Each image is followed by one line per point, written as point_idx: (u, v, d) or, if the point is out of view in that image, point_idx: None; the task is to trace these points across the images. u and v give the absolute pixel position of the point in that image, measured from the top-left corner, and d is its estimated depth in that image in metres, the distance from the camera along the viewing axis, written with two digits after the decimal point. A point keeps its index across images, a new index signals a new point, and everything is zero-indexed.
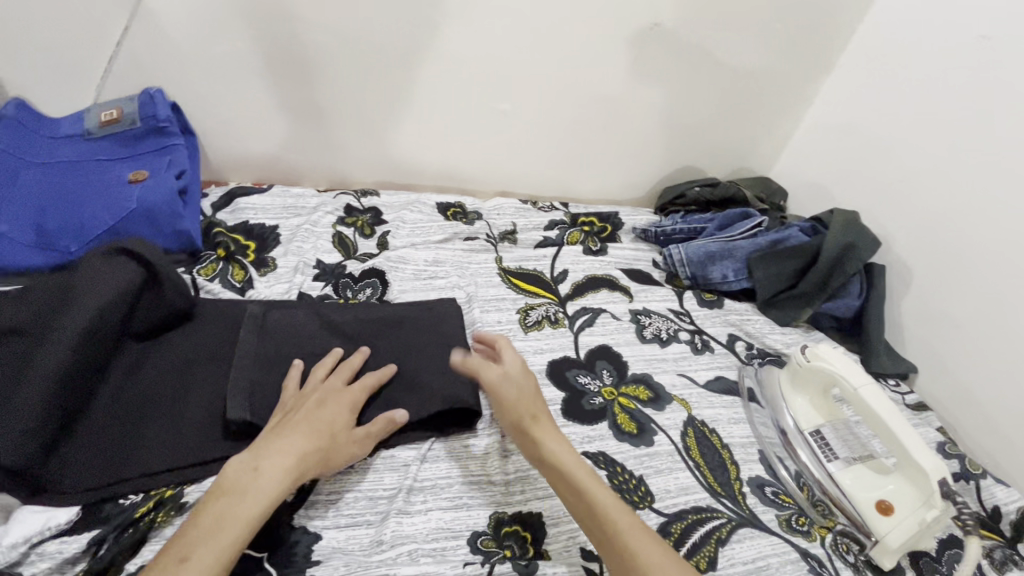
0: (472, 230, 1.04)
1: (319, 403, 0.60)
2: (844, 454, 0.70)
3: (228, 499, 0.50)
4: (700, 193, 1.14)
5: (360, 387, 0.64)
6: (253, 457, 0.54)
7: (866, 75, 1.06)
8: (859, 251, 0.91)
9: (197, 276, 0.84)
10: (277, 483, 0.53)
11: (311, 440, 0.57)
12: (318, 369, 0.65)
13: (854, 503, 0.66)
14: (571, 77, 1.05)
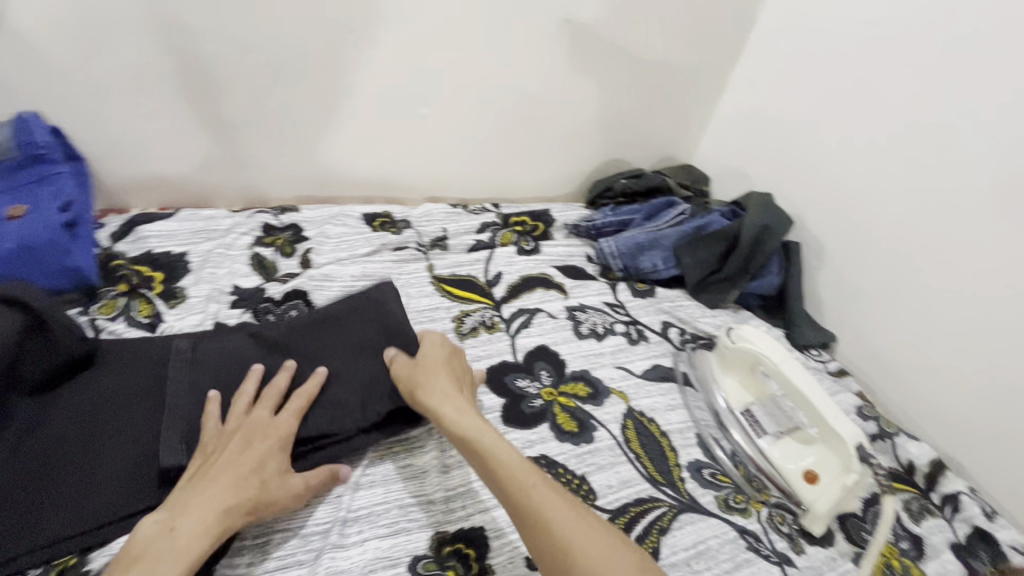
0: (401, 240, 1.01)
1: (245, 442, 0.56)
2: (772, 429, 0.72)
3: (139, 571, 0.46)
4: (627, 185, 1.15)
5: (291, 419, 0.59)
6: (171, 516, 0.50)
7: (769, 62, 1.12)
8: (775, 231, 0.95)
9: (94, 317, 0.78)
10: (195, 545, 0.49)
11: (237, 489, 0.52)
12: (239, 400, 0.60)
13: (784, 476, 0.68)
14: (490, 77, 1.04)
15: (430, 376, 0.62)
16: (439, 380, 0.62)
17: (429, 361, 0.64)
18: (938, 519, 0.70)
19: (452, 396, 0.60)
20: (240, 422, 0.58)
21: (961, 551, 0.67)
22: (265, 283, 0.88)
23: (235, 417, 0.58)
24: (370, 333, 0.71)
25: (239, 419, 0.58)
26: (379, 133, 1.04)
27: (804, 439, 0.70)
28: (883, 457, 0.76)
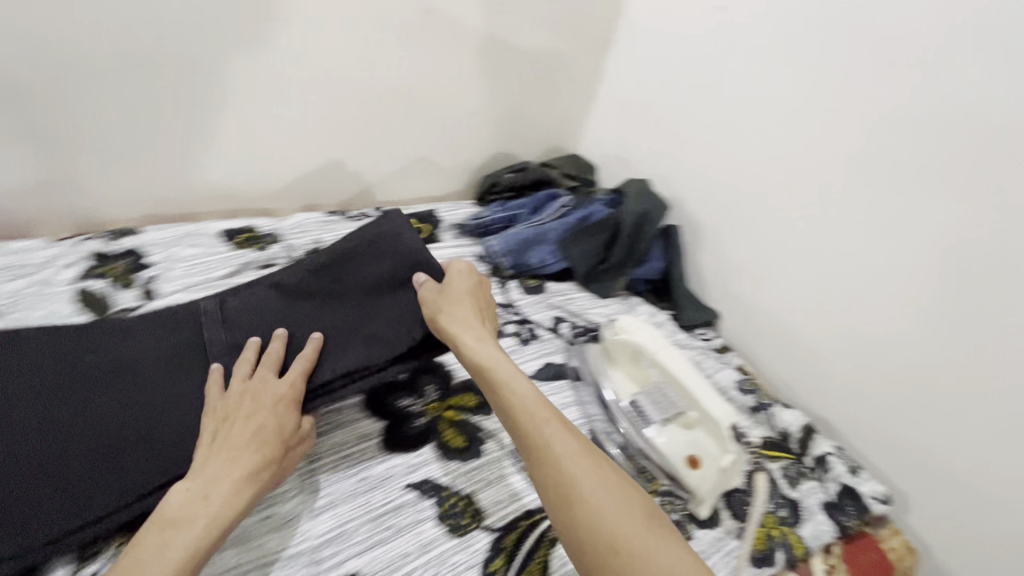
0: (268, 256, 0.93)
1: (258, 404, 0.58)
2: (659, 416, 0.72)
3: (175, 528, 0.49)
4: (513, 179, 1.13)
5: (296, 378, 0.61)
6: (198, 484, 0.52)
7: (639, 49, 1.14)
8: (652, 217, 0.97)
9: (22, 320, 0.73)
10: (230, 502, 0.52)
11: (259, 449, 0.55)
12: (239, 368, 0.61)
13: (670, 463, 0.69)
14: (356, 73, 0.97)
15: (454, 312, 0.68)
16: (461, 317, 0.67)
17: (456, 299, 0.69)
18: (811, 481, 0.74)
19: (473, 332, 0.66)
20: (247, 386, 0.60)
21: (833, 509, 0.71)
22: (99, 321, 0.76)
23: (239, 384, 0.60)
24: (230, 361, 0.63)
25: (243, 386, 0.60)
26: (236, 140, 0.94)
27: (687, 424, 0.70)
28: (761, 428, 0.80)
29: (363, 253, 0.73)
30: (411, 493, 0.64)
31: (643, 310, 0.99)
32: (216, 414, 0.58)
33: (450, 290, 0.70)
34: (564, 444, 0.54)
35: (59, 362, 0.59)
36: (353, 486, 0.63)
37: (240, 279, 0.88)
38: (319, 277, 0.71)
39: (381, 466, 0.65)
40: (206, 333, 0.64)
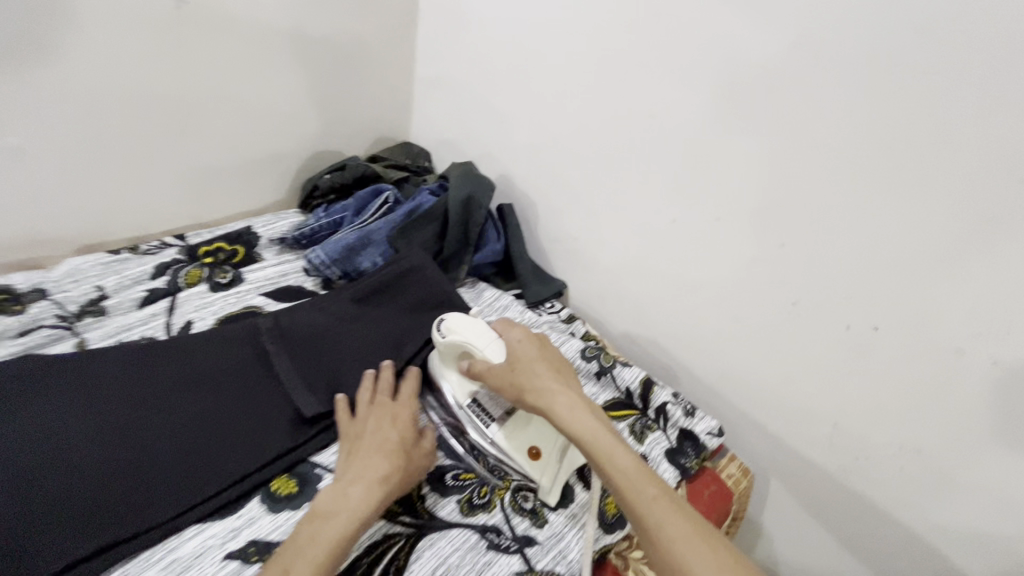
0: (29, 319, 0.76)
1: (383, 424, 0.67)
2: (499, 413, 0.71)
3: (320, 519, 0.56)
4: (332, 180, 1.03)
5: (407, 402, 0.71)
6: (342, 483, 0.60)
7: (446, 25, 1.08)
8: (479, 199, 0.93)
9: (170, 317, 0.82)
10: (365, 503, 0.58)
11: (388, 458, 0.63)
12: (361, 394, 0.71)
13: (514, 461, 0.69)
14: (105, 83, 0.81)
15: (532, 379, 0.65)
16: (547, 384, 0.65)
17: (528, 366, 0.67)
18: (656, 432, 0.78)
19: (558, 394, 0.64)
20: (370, 413, 0.69)
21: (674, 454, 0.75)
22: None
23: (361, 411, 0.69)
24: (294, 367, 0.75)
25: (371, 410, 0.69)
26: None
27: (524, 420, 0.70)
28: (607, 392, 0.82)
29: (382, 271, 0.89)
30: (235, 563, 0.60)
31: (487, 295, 0.97)
32: (350, 435, 0.67)
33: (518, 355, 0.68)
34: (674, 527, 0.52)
35: (125, 390, 0.67)
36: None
37: None
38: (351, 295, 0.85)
39: (194, 540, 0.61)
40: (266, 343, 0.75)
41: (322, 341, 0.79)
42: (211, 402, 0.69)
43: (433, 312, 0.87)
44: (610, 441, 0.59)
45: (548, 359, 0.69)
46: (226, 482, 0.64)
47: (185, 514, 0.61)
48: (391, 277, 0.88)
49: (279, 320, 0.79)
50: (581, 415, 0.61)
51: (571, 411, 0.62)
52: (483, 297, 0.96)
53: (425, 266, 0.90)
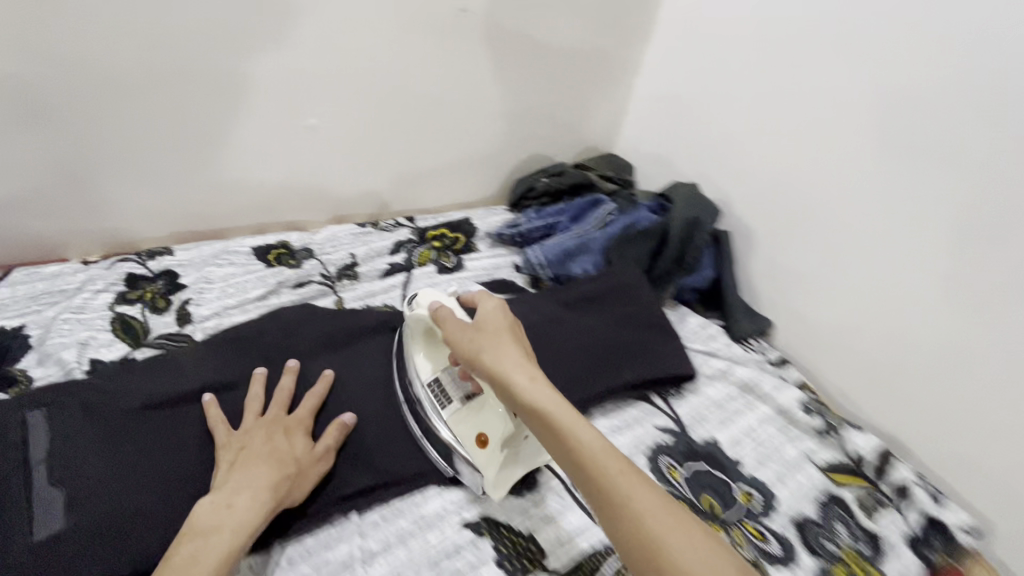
0: (301, 274, 0.88)
1: (271, 435, 0.60)
2: (457, 395, 0.69)
3: (203, 537, 0.50)
4: (549, 184, 1.07)
5: (304, 410, 0.64)
6: (223, 494, 0.54)
7: (679, 46, 1.09)
8: (703, 224, 0.90)
9: (406, 291, 0.91)
10: (252, 516, 0.53)
11: (275, 470, 0.56)
12: (249, 406, 0.63)
13: (462, 445, 0.66)
14: (386, 77, 0.94)
15: (492, 344, 0.55)
16: (508, 348, 0.55)
17: (492, 328, 0.57)
18: (892, 512, 0.69)
19: (514, 359, 0.53)
20: (258, 423, 0.61)
21: (916, 544, 0.67)
22: (133, 350, 0.72)
23: (251, 419, 0.62)
24: None
25: (257, 421, 0.62)
26: (265, 153, 0.92)
27: (478, 405, 0.68)
28: (829, 452, 0.75)
29: (597, 281, 0.90)
30: (469, 533, 0.63)
31: (692, 322, 0.93)
32: (232, 446, 0.59)
33: (486, 316, 0.58)
34: (649, 511, 0.42)
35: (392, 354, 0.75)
36: (404, 532, 0.62)
37: (275, 301, 0.83)
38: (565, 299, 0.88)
39: (435, 503, 0.65)
40: None
41: (540, 337, 0.81)
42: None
43: (643, 330, 0.85)
44: (564, 409, 0.49)
45: (507, 321, 0.58)
46: None
47: (433, 475, 0.67)
48: (605, 288, 0.89)
49: None
50: (534, 384, 0.51)
51: (527, 379, 0.51)
52: (687, 324, 0.92)
53: (640, 282, 0.90)
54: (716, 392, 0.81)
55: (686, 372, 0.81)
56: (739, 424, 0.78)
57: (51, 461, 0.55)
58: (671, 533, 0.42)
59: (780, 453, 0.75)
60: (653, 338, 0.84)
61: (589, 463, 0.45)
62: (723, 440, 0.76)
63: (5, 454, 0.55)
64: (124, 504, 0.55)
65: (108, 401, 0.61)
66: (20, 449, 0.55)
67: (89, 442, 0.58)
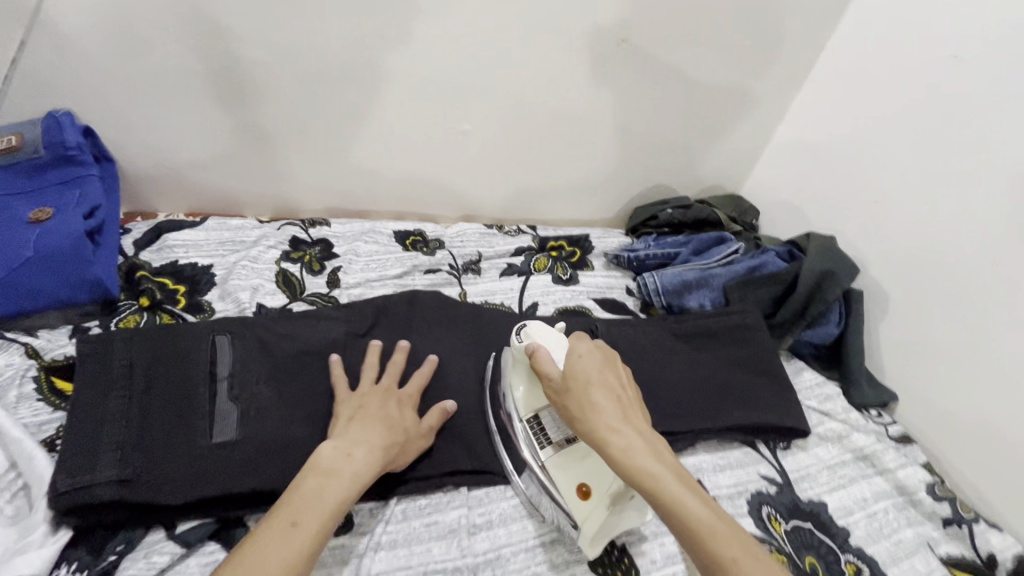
0: (432, 262, 0.96)
1: (386, 401, 0.64)
2: (561, 439, 0.65)
3: (323, 478, 0.54)
4: (673, 215, 1.08)
5: (413, 386, 0.68)
6: (344, 443, 0.58)
7: (836, 96, 1.04)
8: (838, 278, 0.87)
9: (522, 295, 0.95)
10: (366, 471, 0.56)
11: (387, 433, 0.61)
12: (367, 373, 0.67)
13: (561, 489, 0.63)
14: (536, 96, 0.98)
15: (587, 402, 0.57)
16: (606, 406, 0.56)
17: (585, 374, 0.58)
18: None
19: (612, 416, 0.55)
20: (373, 389, 0.66)
21: None
22: (291, 302, 0.82)
23: (366, 385, 0.66)
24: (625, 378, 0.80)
25: (373, 388, 0.66)
26: (415, 149, 1.01)
27: (581, 453, 0.65)
28: (954, 544, 0.71)
29: (715, 318, 0.89)
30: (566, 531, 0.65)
31: (807, 377, 0.90)
32: (351, 403, 0.63)
33: (580, 367, 0.59)
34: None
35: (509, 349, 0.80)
36: (511, 513, 0.66)
37: (408, 282, 0.91)
38: (678, 330, 0.88)
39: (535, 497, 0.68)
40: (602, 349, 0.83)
41: (651, 362, 0.83)
42: None
43: (754, 376, 0.84)
44: (665, 475, 0.51)
45: (598, 371, 0.59)
46: None
47: None
48: (723, 327, 0.88)
49: (611, 330, 0.86)
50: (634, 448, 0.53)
51: (624, 437, 0.53)
52: (802, 378, 0.90)
53: (759, 328, 0.88)
54: (827, 454, 0.78)
55: (800, 426, 0.78)
56: (851, 492, 0.74)
57: (232, 380, 0.65)
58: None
59: (894, 533, 0.71)
60: (763, 384, 0.82)
61: (687, 529, 0.48)
62: (830, 503, 0.73)
63: (198, 367, 0.65)
64: (285, 431, 0.63)
65: (276, 340, 0.70)
66: (209, 365, 0.65)
67: (260, 371, 0.67)
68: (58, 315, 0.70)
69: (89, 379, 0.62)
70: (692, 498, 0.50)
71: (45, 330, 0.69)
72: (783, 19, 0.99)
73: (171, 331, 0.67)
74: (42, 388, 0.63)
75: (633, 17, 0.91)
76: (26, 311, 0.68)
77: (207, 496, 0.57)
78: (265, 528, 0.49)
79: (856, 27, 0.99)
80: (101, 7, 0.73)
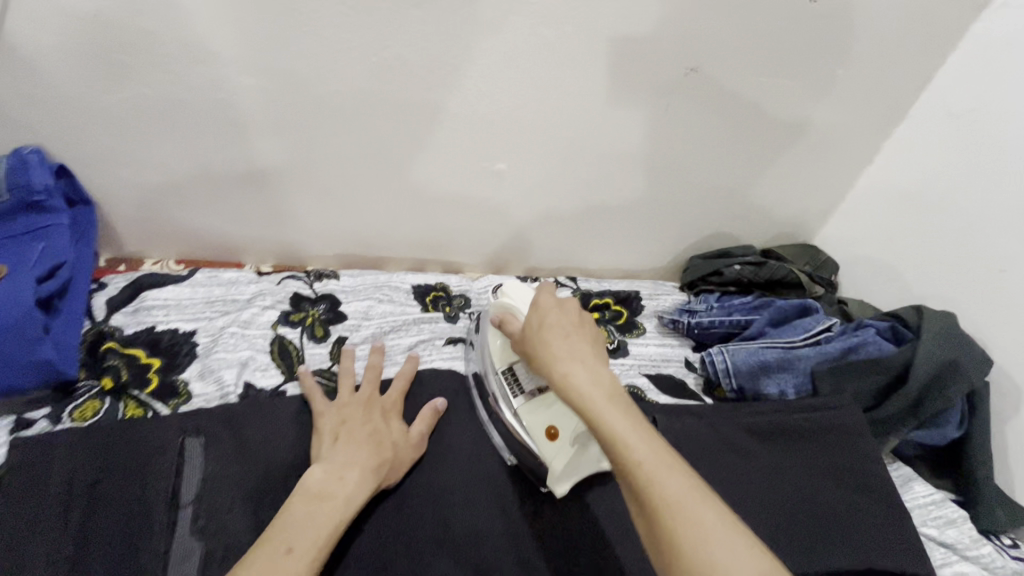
0: (456, 327, 0.82)
1: (369, 415, 0.61)
2: (529, 386, 0.63)
3: (316, 503, 0.51)
4: (741, 273, 0.91)
5: (393, 394, 0.66)
6: (335, 466, 0.55)
7: (944, 137, 0.87)
8: (967, 372, 0.69)
9: None
10: (363, 491, 0.53)
11: (377, 451, 0.57)
12: (345, 378, 0.65)
13: (531, 435, 0.61)
14: (584, 133, 0.83)
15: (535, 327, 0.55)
16: (553, 335, 0.53)
17: (539, 303, 0.56)
18: None
19: (555, 338, 0.52)
20: (353, 400, 0.63)
21: None
22: (285, 381, 0.68)
23: (345, 395, 0.63)
24: None
25: (353, 398, 0.63)
26: (440, 191, 0.87)
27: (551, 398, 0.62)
28: None
29: (805, 415, 0.72)
30: None
31: (918, 491, 0.72)
32: (332, 417, 0.60)
33: (537, 303, 0.57)
34: (670, 499, 0.41)
35: None
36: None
37: (427, 352, 0.77)
38: (758, 428, 0.71)
39: None
40: None
41: (723, 471, 0.67)
42: (595, 498, 0.63)
43: (858, 496, 0.66)
44: (595, 390, 0.48)
45: (552, 305, 0.56)
46: None
47: None
48: (813, 426, 0.71)
49: (673, 426, 0.70)
50: (569, 370, 0.49)
51: (561, 357, 0.51)
52: (912, 492, 0.72)
53: (860, 429, 0.71)
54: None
55: (924, 573, 0.61)
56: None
57: (197, 508, 0.52)
58: (689, 525, 0.40)
59: None
60: (871, 510, 0.65)
61: (610, 443, 0.45)
62: None
63: (156, 487, 0.52)
64: None
65: None
66: (171, 482, 0.52)
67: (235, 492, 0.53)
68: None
69: (18, 504, 0.49)
70: (621, 412, 0.46)
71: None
72: (883, 46, 0.82)
73: (129, 432, 0.54)
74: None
75: (705, 42, 0.76)
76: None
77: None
78: (257, 554, 0.45)
79: (975, 56, 0.82)
80: (71, 31, 0.62)
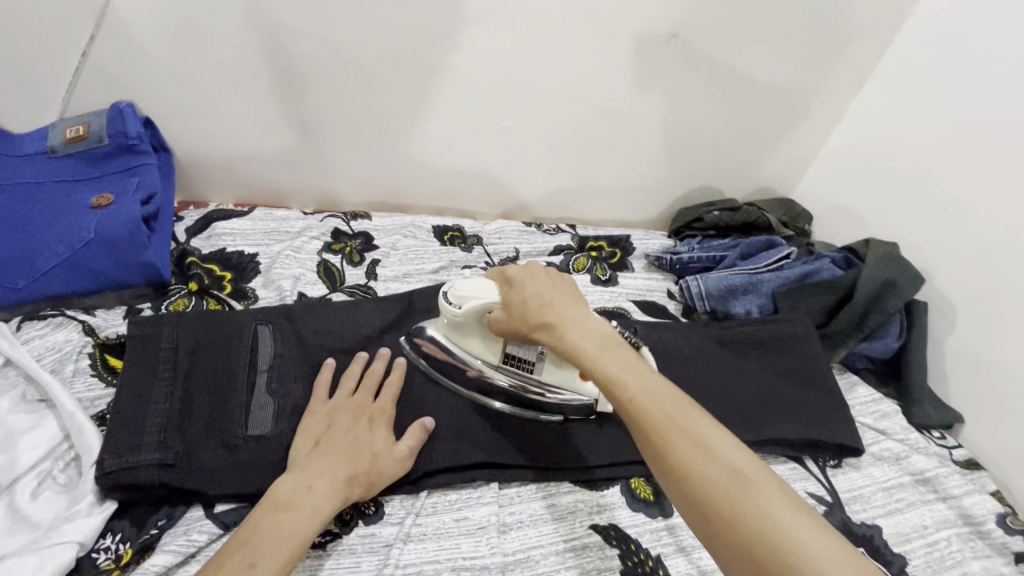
0: (470, 258, 0.96)
1: (357, 419, 0.62)
2: (531, 356, 0.68)
3: (286, 512, 0.52)
4: (719, 218, 1.04)
5: (388, 400, 0.65)
6: (306, 475, 0.55)
7: (902, 95, 0.98)
8: (899, 288, 0.82)
9: None
10: (330, 506, 0.54)
11: (354, 458, 0.58)
12: (346, 381, 0.65)
13: (561, 386, 0.67)
14: (580, 93, 0.96)
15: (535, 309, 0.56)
16: (543, 309, 0.55)
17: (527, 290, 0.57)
18: None
19: (562, 312, 0.55)
20: (348, 402, 0.63)
21: None
22: (331, 292, 0.83)
23: (342, 395, 0.64)
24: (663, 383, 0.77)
25: (348, 398, 0.64)
26: (455, 144, 1.00)
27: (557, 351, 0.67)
28: None
29: (768, 329, 0.84)
30: (597, 538, 0.63)
31: (861, 393, 0.85)
32: (323, 417, 0.61)
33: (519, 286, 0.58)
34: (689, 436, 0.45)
35: None
36: (539, 516, 0.64)
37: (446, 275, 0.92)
38: (724, 337, 0.83)
39: (567, 497, 0.66)
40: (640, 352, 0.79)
41: (693, 367, 0.79)
42: None
43: (805, 389, 0.79)
44: (607, 355, 0.51)
45: (522, 278, 0.58)
46: (609, 459, 0.68)
47: (572, 473, 0.67)
48: (772, 334, 0.83)
49: (650, 332, 0.83)
50: (558, 327, 0.54)
51: (570, 329, 0.53)
52: (856, 393, 0.84)
53: (811, 338, 0.84)
54: (882, 475, 0.74)
55: (852, 444, 0.74)
56: (909, 518, 0.70)
57: (271, 372, 0.65)
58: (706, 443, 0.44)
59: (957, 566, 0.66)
60: (812, 398, 0.78)
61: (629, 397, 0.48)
62: (884, 529, 0.69)
63: (238, 355, 0.65)
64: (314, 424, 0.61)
65: (313, 334, 0.70)
66: (249, 354, 0.66)
67: (297, 360, 0.68)
68: (114, 295, 0.74)
69: (136, 359, 0.63)
70: (633, 368, 0.50)
71: (102, 309, 0.74)
72: (846, 12, 0.93)
73: (215, 318, 0.68)
74: (95, 364, 0.68)
75: (684, 8, 0.88)
76: (84, 290, 0.72)
77: (241, 494, 0.58)
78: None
79: (928, 21, 0.93)
80: (162, 4, 0.77)
